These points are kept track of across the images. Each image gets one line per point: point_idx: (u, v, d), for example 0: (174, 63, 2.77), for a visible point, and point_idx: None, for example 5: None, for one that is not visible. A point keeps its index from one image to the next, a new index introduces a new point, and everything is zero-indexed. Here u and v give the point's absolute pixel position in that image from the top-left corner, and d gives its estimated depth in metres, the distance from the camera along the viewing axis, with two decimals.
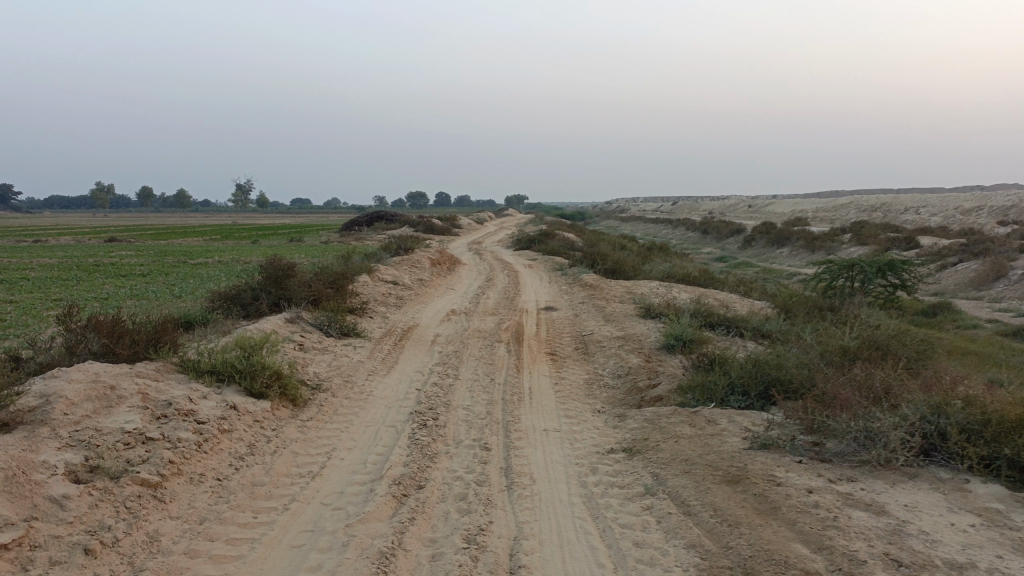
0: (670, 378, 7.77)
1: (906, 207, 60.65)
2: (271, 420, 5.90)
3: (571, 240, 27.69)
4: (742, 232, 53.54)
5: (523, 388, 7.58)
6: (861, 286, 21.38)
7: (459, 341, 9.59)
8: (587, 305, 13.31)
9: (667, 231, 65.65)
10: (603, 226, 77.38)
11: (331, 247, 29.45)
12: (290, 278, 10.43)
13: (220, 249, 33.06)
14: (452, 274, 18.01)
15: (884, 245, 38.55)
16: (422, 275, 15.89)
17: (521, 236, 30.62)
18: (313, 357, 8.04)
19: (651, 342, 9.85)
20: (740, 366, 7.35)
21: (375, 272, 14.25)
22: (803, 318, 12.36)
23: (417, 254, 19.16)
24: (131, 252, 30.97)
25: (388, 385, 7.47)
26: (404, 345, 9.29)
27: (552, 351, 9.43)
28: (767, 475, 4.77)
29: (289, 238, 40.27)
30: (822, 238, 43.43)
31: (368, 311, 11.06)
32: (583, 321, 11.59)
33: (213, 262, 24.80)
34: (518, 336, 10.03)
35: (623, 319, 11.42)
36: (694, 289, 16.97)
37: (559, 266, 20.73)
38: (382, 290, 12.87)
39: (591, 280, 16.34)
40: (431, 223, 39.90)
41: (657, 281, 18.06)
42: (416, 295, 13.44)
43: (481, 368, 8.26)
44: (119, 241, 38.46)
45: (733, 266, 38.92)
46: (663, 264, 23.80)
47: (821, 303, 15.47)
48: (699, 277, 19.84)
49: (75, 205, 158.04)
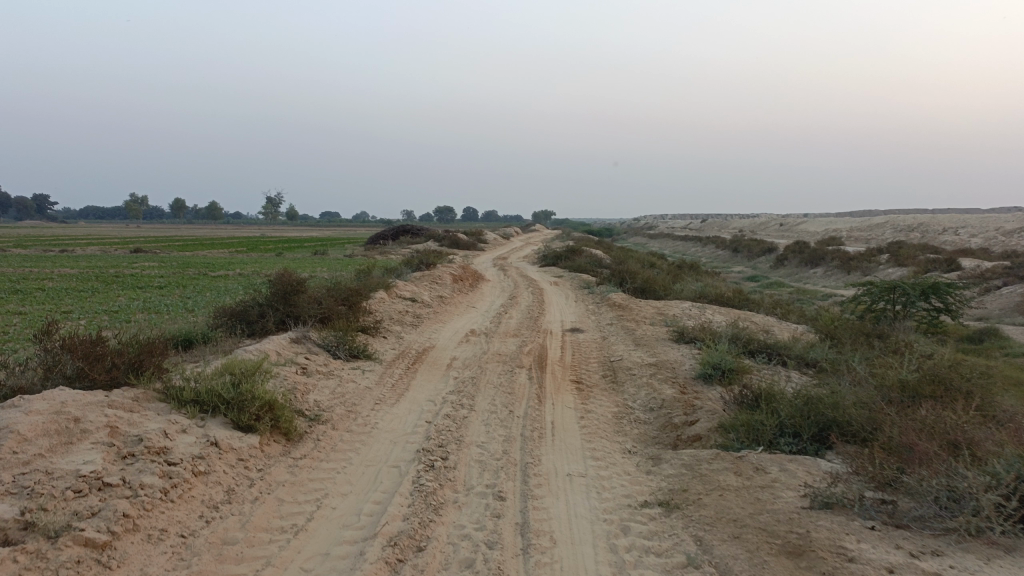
0: (709, 413, 6.97)
1: (944, 227, 58.89)
2: (257, 459, 5.21)
3: (599, 257, 26.88)
4: (774, 251, 52.25)
5: (545, 422, 6.82)
6: (903, 310, 20.31)
7: (477, 365, 8.86)
8: (616, 326, 12.52)
9: (697, 249, 64.47)
10: (631, 243, 76.34)
11: (353, 261, 28.96)
12: (300, 295, 9.80)
13: (244, 261, 32.73)
14: (475, 291, 17.32)
15: (923, 267, 37.19)
16: (443, 292, 15.22)
17: (548, 252, 29.88)
18: (316, 382, 7.36)
19: (686, 370, 9.05)
20: (790, 403, 6.53)
21: (393, 288, 13.60)
22: (849, 346, 11.45)
23: (439, 269, 18.49)
24: (154, 263, 30.82)
25: (396, 415, 6.76)
26: (418, 369, 8.58)
27: (578, 379, 8.66)
28: (835, 546, 3.96)
29: (314, 251, 39.96)
30: (857, 258, 42.09)
31: (383, 331, 10.39)
32: (611, 344, 10.80)
33: (234, 275, 24.40)
34: (541, 361, 9.27)
35: (655, 344, 10.63)
36: (729, 311, 16.07)
37: (586, 284, 19.93)
38: (399, 308, 12.19)
39: (619, 300, 15.55)
40: (457, 237, 39.33)
41: (689, 301, 17.21)
42: (435, 313, 12.75)
43: (499, 397, 7.52)
44: (145, 252, 38.35)
45: (764, 286, 37.81)
46: (694, 283, 22.92)
47: (865, 329, 14.51)
48: (733, 298, 18.93)
49: (109, 216, 160.52)
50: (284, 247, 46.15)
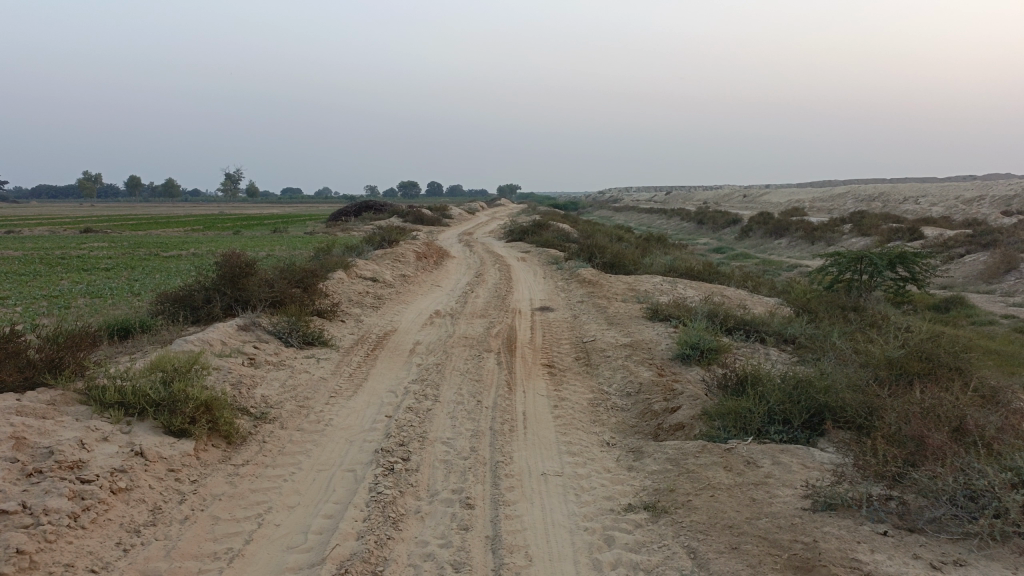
0: (691, 399, 6.50)
1: (904, 197, 59.50)
2: (190, 470, 4.59)
3: (566, 231, 26.35)
4: (738, 222, 52.28)
5: (518, 412, 6.29)
6: (870, 280, 20.18)
7: (441, 350, 8.29)
8: (586, 304, 12.03)
9: (662, 221, 64.37)
10: (597, 216, 76.02)
11: (313, 238, 28.05)
12: (249, 278, 9.09)
13: (201, 240, 31.66)
14: (440, 269, 16.71)
15: (886, 236, 37.36)
16: (406, 271, 14.56)
17: (514, 226, 29.24)
18: (265, 375, 6.72)
19: (663, 351, 8.58)
20: (779, 387, 6.08)
21: (352, 267, 12.91)
22: (826, 320, 11.11)
23: (402, 247, 17.79)
24: (103, 244, 29.53)
25: (353, 410, 6.17)
26: (379, 356, 7.98)
27: (550, 363, 8.14)
28: (849, 558, 3.50)
29: (273, 229, 38.81)
30: (821, 229, 42.23)
31: (341, 314, 9.75)
32: (583, 324, 10.30)
33: (188, 254, 23.41)
34: (510, 344, 8.73)
35: (628, 322, 10.13)
36: (700, 286, 15.67)
37: (554, 259, 19.40)
38: (358, 289, 11.53)
39: (589, 276, 15.05)
40: (420, 213, 38.49)
41: (659, 276, 16.79)
42: (398, 294, 12.11)
43: (466, 386, 6.96)
44: (96, 232, 36.86)
45: (731, 258, 37.70)
46: (663, 257, 22.53)
47: (838, 301, 14.23)
48: (702, 271, 18.57)
49: (61, 195, 155.56)
50: (244, 225, 44.89)
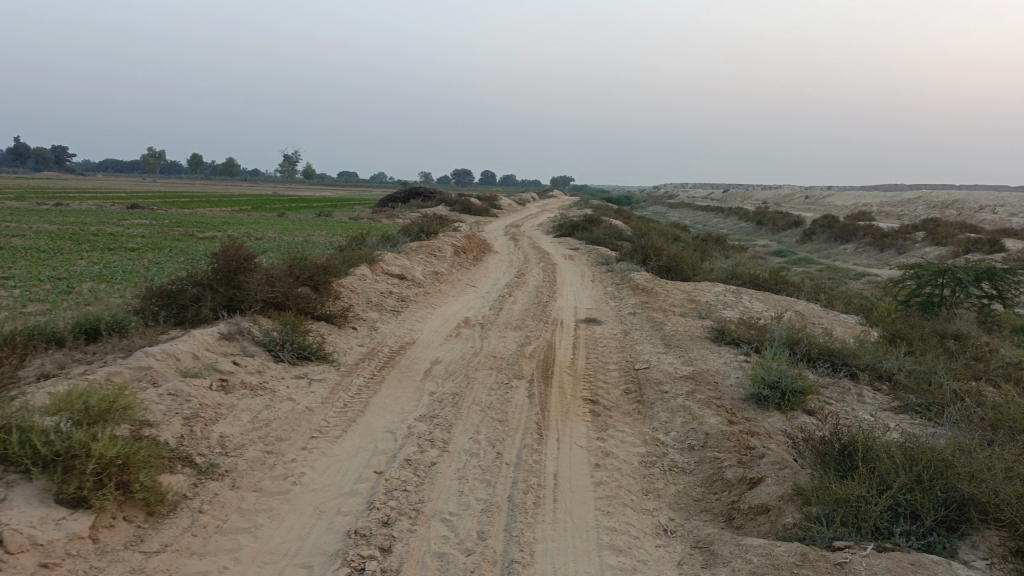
0: (777, 468, 4.94)
1: (980, 204, 55.91)
2: (74, 565, 3.25)
3: (618, 228, 24.65)
4: (800, 225, 49.67)
5: (547, 475, 4.84)
6: (954, 298, 18.05)
7: (463, 373, 6.87)
8: (639, 317, 10.47)
9: (719, 220, 61.88)
10: (651, 213, 73.83)
11: (354, 224, 26.92)
12: (247, 274, 7.79)
13: (242, 220, 30.89)
14: (479, 265, 15.32)
15: (962, 247, 34.63)
16: (440, 268, 13.20)
17: (563, 220, 27.67)
18: (234, 405, 5.39)
19: (733, 390, 6.99)
20: (902, 466, 4.48)
21: (379, 261, 11.56)
22: (923, 354, 9.34)
23: (440, 239, 16.45)
24: (143, 221, 28.95)
25: (335, 460, 4.79)
26: (385, 378, 6.59)
27: (594, 399, 6.64)
28: None
29: (319, 212, 37.96)
30: (891, 235, 39.59)
31: (354, 320, 8.41)
32: (634, 344, 8.75)
33: (222, 236, 22.49)
34: (547, 369, 7.25)
35: (689, 345, 8.54)
36: (766, 299, 13.92)
37: (605, 260, 17.81)
38: (381, 288, 10.17)
39: (642, 281, 13.46)
40: (468, 201, 37.18)
41: (720, 284, 15.09)
42: (425, 295, 10.72)
43: (485, 429, 5.51)
44: (141, 208, 36.45)
45: (791, 263, 35.53)
46: (722, 261, 20.74)
47: (928, 327, 12.36)
48: (767, 280, 16.76)
49: (125, 169, 159.00)
50: (290, 207, 44.23)
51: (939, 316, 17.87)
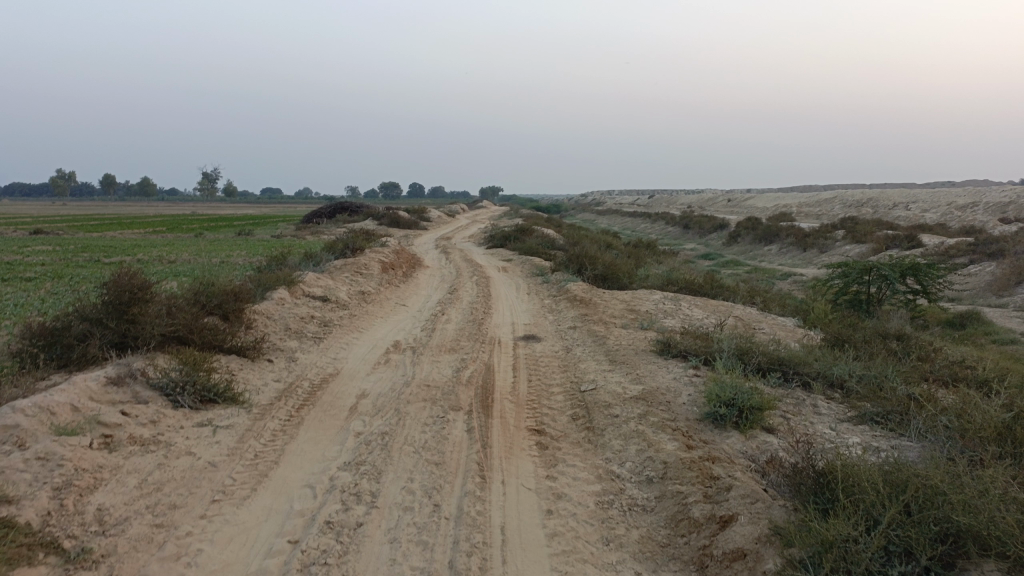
0: (748, 502, 4.42)
1: (893, 202, 58.04)
2: None
3: (551, 237, 24.22)
4: (726, 227, 50.50)
5: (492, 531, 4.18)
6: (883, 295, 18.20)
7: (393, 407, 6.16)
8: (579, 331, 9.94)
9: (647, 224, 62.51)
10: (580, 221, 74.18)
11: (277, 243, 25.74)
12: (143, 306, 6.90)
13: (155, 243, 29.25)
14: (409, 282, 14.57)
15: (882, 243, 35.59)
16: (367, 287, 12.41)
17: (495, 231, 27.11)
18: (120, 468, 4.56)
19: (687, 410, 6.47)
20: (888, 496, 4.01)
21: (299, 283, 10.71)
22: (870, 358, 9.08)
23: (367, 256, 15.63)
24: (46, 247, 27.02)
25: (239, 529, 4.03)
26: (304, 418, 5.82)
27: (540, 429, 6.01)
28: None
29: (239, 231, 36.42)
30: (814, 235, 40.48)
31: (268, 352, 7.59)
32: (578, 361, 8.19)
33: (131, 261, 21.03)
34: (486, 397, 6.59)
35: (635, 360, 8.02)
36: (705, 305, 13.60)
37: (539, 271, 17.27)
38: (301, 313, 9.35)
39: (579, 293, 12.98)
40: (396, 215, 36.27)
41: (657, 291, 14.74)
42: (350, 318, 9.94)
43: (419, 475, 4.83)
44: (43, 233, 34.21)
45: (720, 265, 35.87)
46: (657, 267, 20.52)
47: (867, 328, 12.23)
48: (703, 285, 16.53)
49: (32, 193, 151.16)
50: (209, 226, 42.46)
51: (869, 314, 17.98)
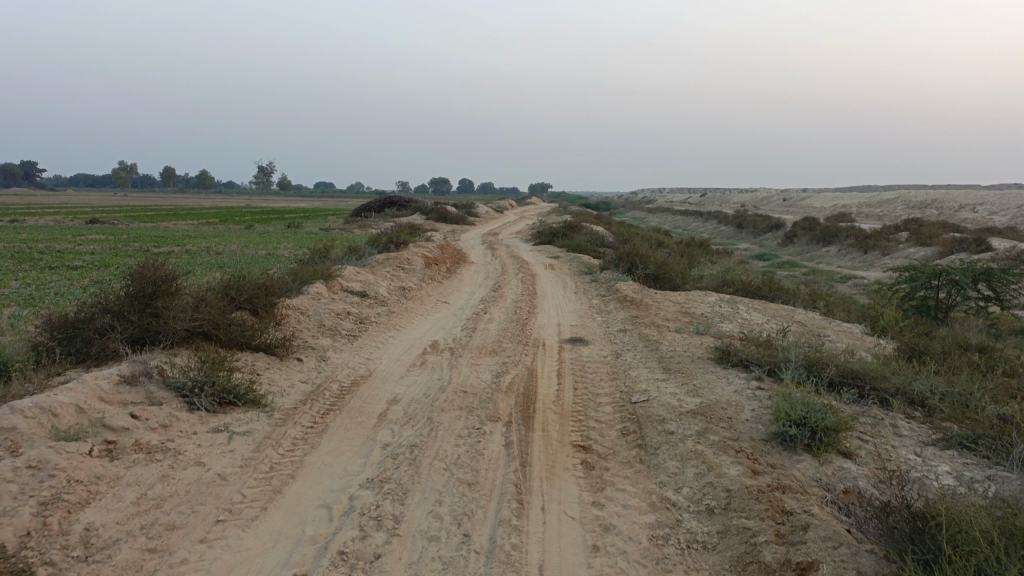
0: (829, 546, 3.77)
1: (959, 203, 55.58)
2: None
3: (600, 235, 23.54)
4: (782, 227, 48.97)
5: (529, 570, 3.62)
6: (953, 301, 17.06)
7: (424, 416, 5.64)
8: (629, 334, 9.30)
9: (699, 223, 61.14)
10: (630, 218, 73.02)
11: (323, 236, 25.61)
12: (167, 299, 6.52)
13: (205, 234, 29.46)
14: (452, 278, 14.10)
15: (947, 246, 33.91)
16: (408, 282, 11.97)
17: (542, 228, 26.54)
18: (119, 480, 4.13)
19: (751, 429, 5.80)
20: (1008, 552, 3.31)
21: (337, 277, 10.30)
22: (951, 372, 8.23)
23: (410, 250, 15.21)
24: (99, 236, 27.46)
25: (241, 558, 3.54)
26: (329, 426, 5.34)
27: (586, 445, 5.41)
28: None
29: (288, 224, 36.56)
30: (875, 237, 38.88)
31: (298, 351, 7.16)
32: (628, 368, 7.56)
33: (178, 251, 21.05)
34: (527, 407, 6.02)
35: (691, 369, 7.36)
36: (763, 309, 12.80)
37: (587, 270, 16.64)
38: (337, 308, 8.92)
39: (630, 294, 12.32)
40: (444, 210, 35.98)
41: (711, 293, 13.97)
42: (388, 314, 9.48)
43: (448, 499, 4.28)
44: (100, 223, 34.86)
45: (775, 266, 34.64)
46: (710, 268, 19.68)
47: (942, 339, 11.30)
48: (760, 287, 15.69)
49: (95, 184, 156.03)
50: (259, 219, 42.84)
51: (938, 321, 16.87)
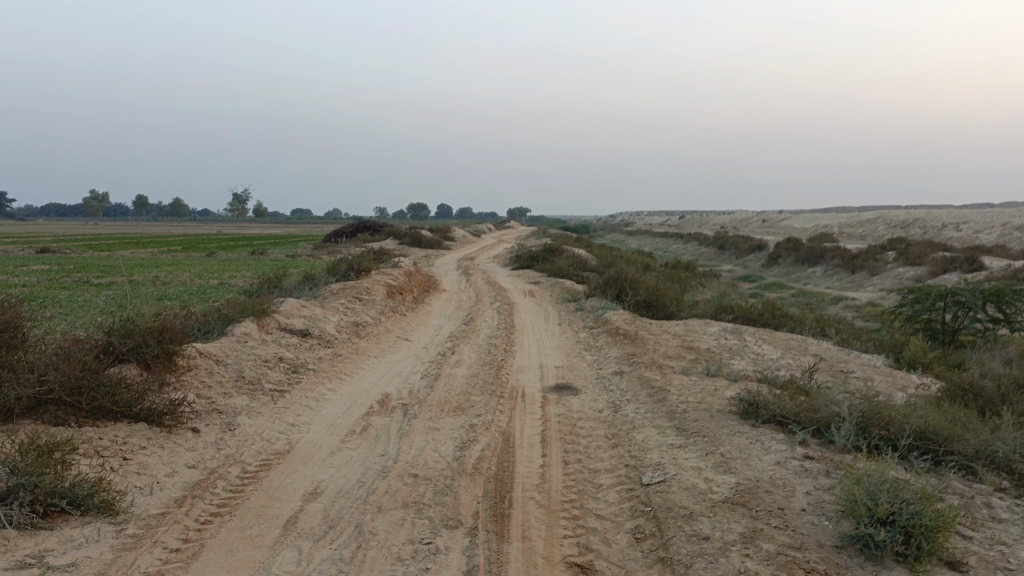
0: None
1: (941, 222, 54.84)
2: None
3: (583, 258, 21.95)
4: (764, 248, 47.76)
5: None
6: (962, 325, 15.35)
7: (350, 523, 3.90)
8: (627, 379, 7.64)
9: (679, 245, 59.95)
10: (609, 241, 71.76)
11: (287, 263, 23.82)
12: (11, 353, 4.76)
13: (160, 263, 27.57)
14: (418, 310, 12.41)
15: (938, 266, 32.67)
16: (363, 316, 10.25)
17: (521, 251, 24.99)
18: None
19: (813, 528, 4.13)
20: None
21: (274, 313, 8.55)
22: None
23: (372, 278, 13.52)
24: (42, 266, 25.47)
25: None
26: (204, 550, 3.59)
27: (584, 566, 3.71)
28: None
29: (252, 251, 34.73)
30: (862, 257, 37.70)
31: (195, 421, 5.39)
32: (633, 428, 5.88)
33: (122, 283, 19.16)
34: (501, 500, 4.32)
35: (714, 431, 5.69)
36: (772, 341, 11.18)
37: (570, 297, 15.01)
38: (265, 355, 7.16)
39: (622, 326, 10.69)
40: (418, 233, 34.33)
41: (712, 322, 12.38)
42: (332, 359, 7.75)
43: None
44: (51, 252, 32.79)
45: (763, 289, 33.26)
46: (703, 293, 18.14)
47: (982, 374, 9.74)
48: (761, 314, 14.09)
49: (65, 213, 153.00)
50: (224, 246, 40.95)
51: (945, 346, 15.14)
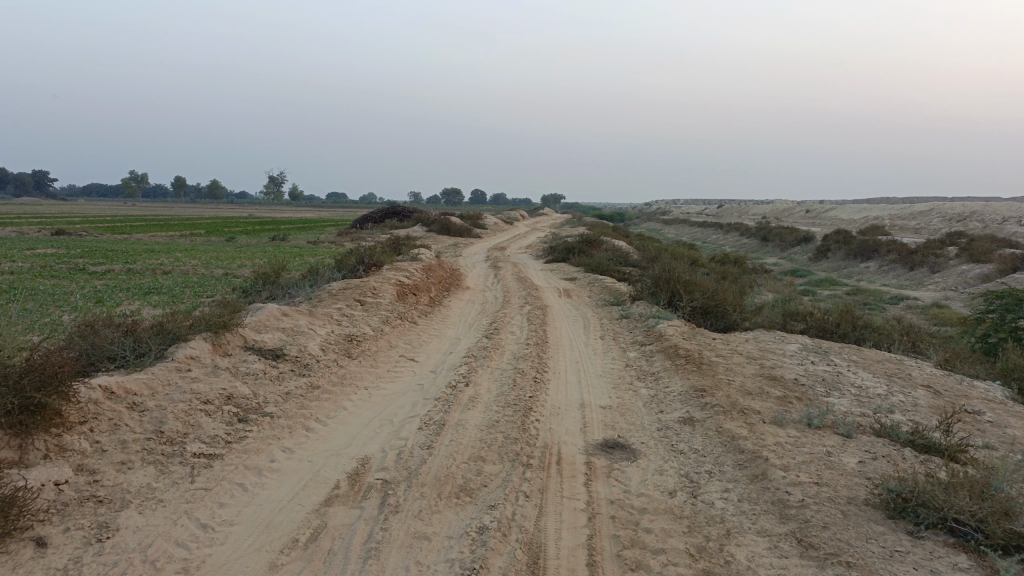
0: None
1: (1002, 215, 51.33)
2: None
3: (624, 251, 19.82)
4: (811, 241, 44.95)
5: None
6: None
7: None
8: (700, 433, 5.57)
9: (719, 235, 57.26)
10: (645, 231, 69.27)
11: (302, 251, 22.04)
12: None
13: (172, 247, 26.05)
14: (433, 316, 10.44)
15: (1010, 263, 29.73)
16: (361, 326, 8.31)
17: (556, 242, 22.95)
18: None
19: None
20: None
21: (239, 326, 6.65)
22: None
23: (382, 274, 11.61)
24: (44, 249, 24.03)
25: None
26: None
27: None
28: None
29: (273, 236, 33.12)
30: (921, 252, 34.84)
31: (50, 522, 3.46)
32: (728, 538, 3.82)
33: (118, 271, 17.52)
34: None
35: (859, 552, 3.61)
36: (867, 365, 9.00)
37: (613, 300, 12.92)
38: (205, 391, 5.22)
39: (680, 344, 8.61)
40: (447, 220, 32.39)
41: (786, 336, 10.22)
42: (303, 395, 5.79)
43: None
44: (64, 234, 31.50)
45: (815, 285, 30.71)
46: (761, 295, 15.93)
47: None
48: (839, 325, 11.87)
49: (104, 193, 154.46)
50: (249, 230, 39.51)
51: None
